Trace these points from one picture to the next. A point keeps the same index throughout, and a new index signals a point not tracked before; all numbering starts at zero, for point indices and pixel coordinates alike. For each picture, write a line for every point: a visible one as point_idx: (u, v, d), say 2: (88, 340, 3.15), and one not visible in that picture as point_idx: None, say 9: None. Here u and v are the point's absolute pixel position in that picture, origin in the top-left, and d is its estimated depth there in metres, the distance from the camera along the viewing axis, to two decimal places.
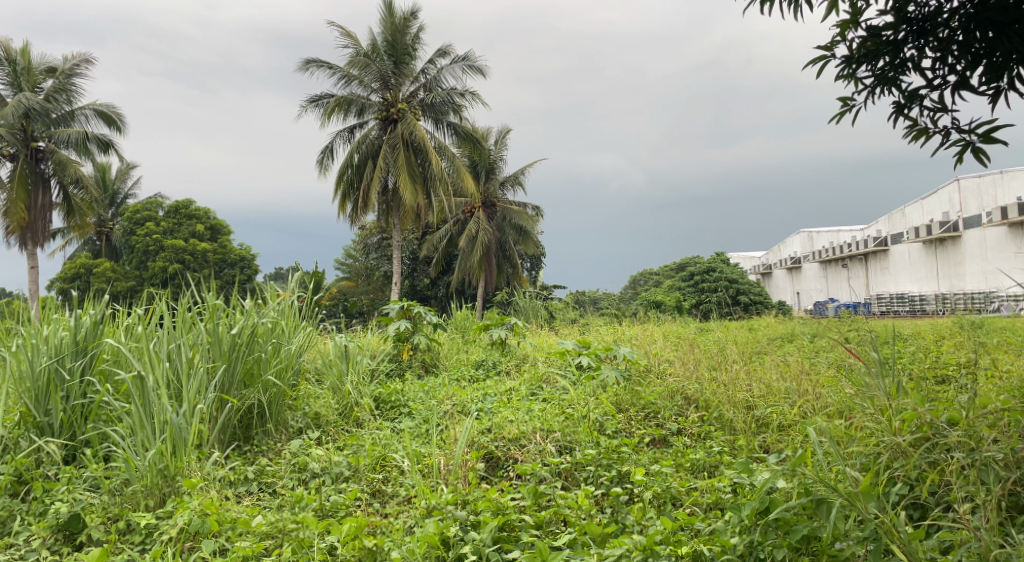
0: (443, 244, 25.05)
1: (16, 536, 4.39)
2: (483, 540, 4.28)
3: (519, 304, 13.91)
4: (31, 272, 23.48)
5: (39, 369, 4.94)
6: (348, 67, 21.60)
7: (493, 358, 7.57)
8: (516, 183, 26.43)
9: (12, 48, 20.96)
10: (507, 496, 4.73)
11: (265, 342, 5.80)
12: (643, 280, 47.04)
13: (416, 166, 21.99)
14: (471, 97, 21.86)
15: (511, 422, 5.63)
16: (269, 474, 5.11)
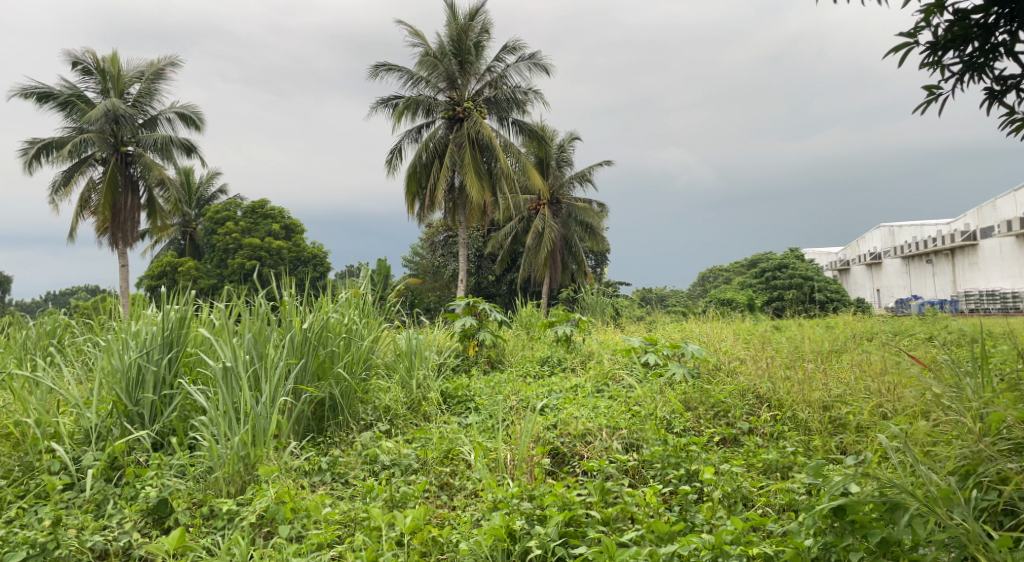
0: (509, 242, 25.24)
1: (110, 518, 4.62)
2: (548, 535, 4.39)
3: (586, 300, 13.95)
4: (122, 271, 24.51)
5: (128, 362, 5.24)
6: (417, 69, 21.97)
7: (558, 354, 7.67)
8: (583, 180, 26.45)
9: (100, 57, 21.93)
10: (572, 491, 4.81)
11: (337, 337, 6.03)
12: (712, 277, 46.50)
13: (482, 164, 22.21)
14: (536, 94, 21.97)
15: (576, 419, 5.72)
16: (342, 465, 5.31)
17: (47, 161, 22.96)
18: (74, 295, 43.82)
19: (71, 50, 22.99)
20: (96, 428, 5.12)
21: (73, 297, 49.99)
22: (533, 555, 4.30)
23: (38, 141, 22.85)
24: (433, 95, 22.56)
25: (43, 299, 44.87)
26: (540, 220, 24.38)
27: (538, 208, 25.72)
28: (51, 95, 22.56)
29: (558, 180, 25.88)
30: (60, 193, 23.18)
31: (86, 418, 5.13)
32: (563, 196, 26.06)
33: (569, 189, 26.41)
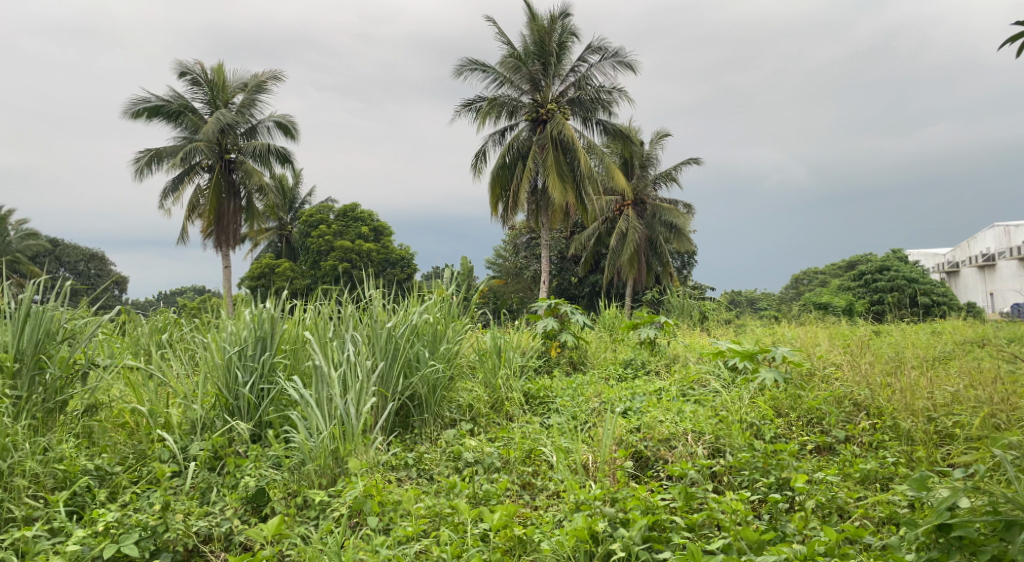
0: (591, 243, 25.27)
1: (213, 505, 4.90)
2: (632, 538, 4.45)
3: (673, 303, 13.86)
4: (225, 272, 25.59)
5: (228, 358, 5.57)
6: (501, 69, 22.30)
7: (642, 357, 7.69)
8: (669, 180, 26.20)
9: (207, 69, 22.99)
10: (656, 496, 4.85)
11: (421, 336, 6.24)
12: (808, 279, 45.40)
13: (565, 165, 22.28)
14: (620, 93, 21.94)
15: (660, 423, 5.76)
16: (427, 461, 5.50)
17: (158, 168, 24.12)
18: (182, 295, 45.95)
19: (180, 61, 24.11)
20: (201, 419, 5.44)
21: (181, 296, 52.62)
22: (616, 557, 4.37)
23: (149, 149, 24.02)
24: (517, 97, 22.81)
25: (153, 300, 47.33)
26: (624, 221, 24.33)
27: (622, 209, 25.67)
28: (161, 106, 23.70)
29: (642, 180, 25.77)
30: (170, 198, 24.38)
31: (192, 409, 5.46)
32: (647, 197, 25.97)
33: (653, 189, 26.26)
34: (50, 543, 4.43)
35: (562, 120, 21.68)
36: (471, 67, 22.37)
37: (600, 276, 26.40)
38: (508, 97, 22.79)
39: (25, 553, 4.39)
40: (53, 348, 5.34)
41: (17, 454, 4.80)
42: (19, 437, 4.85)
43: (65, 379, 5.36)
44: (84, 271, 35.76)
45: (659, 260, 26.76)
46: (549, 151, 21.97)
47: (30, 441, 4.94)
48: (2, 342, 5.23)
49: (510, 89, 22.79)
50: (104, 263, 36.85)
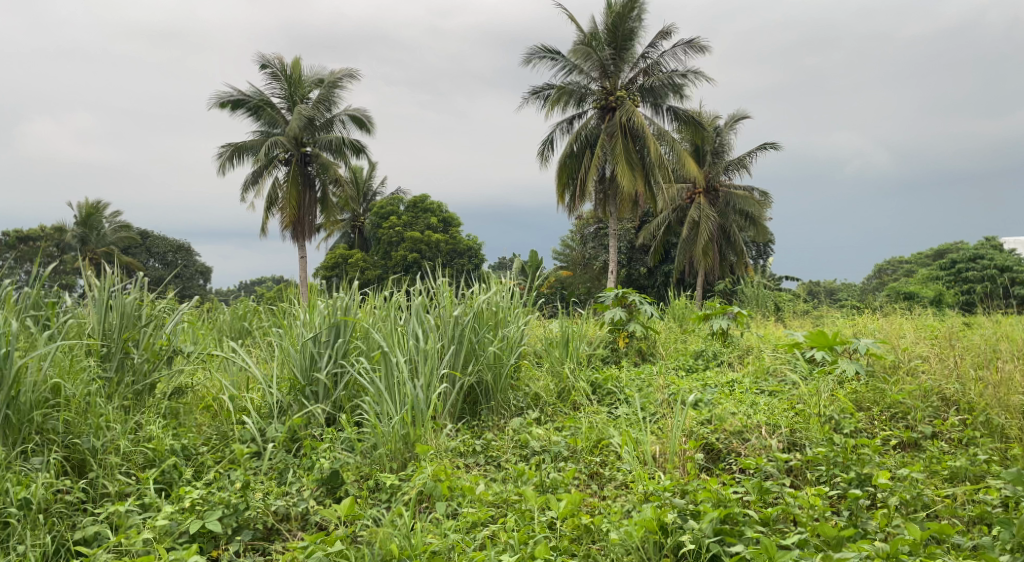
0: (661, 232, 25.06)
1: (290, 486, 5.10)
2: (702, 530, 4.46)
3: (747, 294, 13.58)
4: (301, 262, 26.30)
5: (304, 345, 5.82)
6: (571, 56, 22.28)
7: (714, 348, 7.61)
8: (743, 167, 25.77)
9: (284, 65, 23.57)
10: (728, 488, 4.84)
11: (486, 326, 6.40)
12: (891, 269, 44.25)
13: (634, 153, 22.13)
14: (693, 77, 21.66)
15: (732, 415, 5.72)
16: (495, 448, 5.63)
17: (239, 162, 24.87)
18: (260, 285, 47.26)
19: (261, 56, 24.77)
20: (278, 403, 5.68)
21: (262, 284, 54.32)
22: (688, 549, 4.39)
23: (231, 144, 24.79)
24: (586, 85, 22.78)
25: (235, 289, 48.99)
26: (695, 210, 24.08)
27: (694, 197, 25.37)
28: (243, 102, 24.40)
29: (714, 168, 25.44)
30: (250, 191, 25.22)
31: (270, 394, 5.71)
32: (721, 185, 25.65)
33: (727, 177, 25.87)
34: (141, 518, 4.64)
35: (631, 107, 21.55)
36: (540, 55, 22.41)
37: (670, 266, 26.17)
38: (577, 85, 22.78)
39: (118, 527, 4.62)
40: (138, 330, 5.63)
41: (112, 433, 5.06)
42: (111, 418, 5.11)
43: (152, 363, 5.64)
44: (171, 261, 37.11)
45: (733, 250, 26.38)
46: (617, 139, 21.86)
47: (122, 421, 5.20)
48: (95, 327, 5.54)
49: (579, 77, 22.77)
50: (190, 253, 38.10)
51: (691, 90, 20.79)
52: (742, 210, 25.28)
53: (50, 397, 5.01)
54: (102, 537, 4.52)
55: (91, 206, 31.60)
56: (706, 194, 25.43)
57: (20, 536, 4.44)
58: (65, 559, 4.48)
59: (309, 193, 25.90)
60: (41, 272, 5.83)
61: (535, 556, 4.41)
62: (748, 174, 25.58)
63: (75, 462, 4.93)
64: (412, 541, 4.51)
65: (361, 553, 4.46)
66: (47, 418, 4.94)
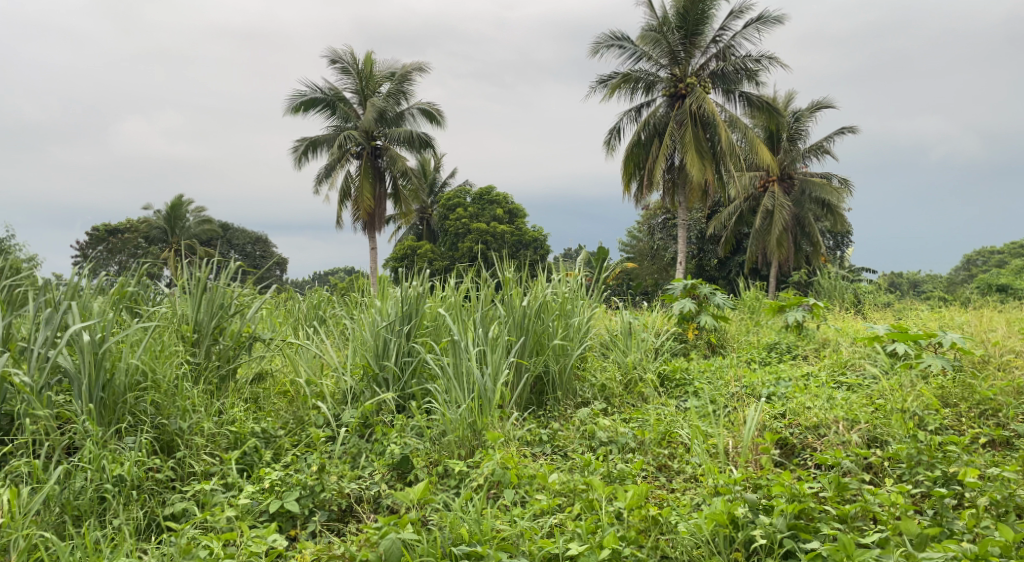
0: (732, 222, 24.69)
1: (363, 470, 5.27)
2: (776, 526, 4.43)
3: (824, 285, 13.34)
4: (371, 253, 26.74)
5: (376, 333, 6.01)
6: (640, 42, 22.54)
7: (788, 341, 7.48)
8: (819, 154, 25.16)
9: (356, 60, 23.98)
10: (804, 483, 4.78)
11: (553, 315, 6.48)
12: (981, 260, 42.67)
13: (704, 141, 21.86)
14: (767, 60, 21.30)
15: (809, 409, 5.59)
16: (561, 438, 5.70)
17: (313, 156, 25.46)
18: (333, 276, 48.46)
19: (333, 52, 25.26)
20: (351, 389, 5.87)
21: (335, 276, 55.63)
22: (759, 544, 4.38)
23: (305, 139, 25.38)
24: (654, 72, 22.61)
25: (310, 281, 50.32)
26: (769, 199, 23.63)
27: (767, 185, 24.91)
28: (317, 98, 24.94)
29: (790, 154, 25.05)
30: (324, 184, 25.79)
31: (344, 381, 5.91)
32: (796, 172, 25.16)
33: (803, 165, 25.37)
34: (225, 496, 4.88)
35: (702, 94, 21.28)
36: (607, 43, 22.29)
37: (741, 257, 25.79)
38: (646, 72, 22.62)
39: (204, 504, 4.86)
40: (225, 320, 5.90)
41: (197, 415, 5.32)
42: (196, 401, 5.37)
43: (234, 349, 5.91)
44: (250, 252, 38.37)
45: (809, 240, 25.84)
46: (687, 126, 21.62)
47: (206, 404, 5.47)
48: (184, 314, 5.82)
49: (647, 65, 22.63)
50: (268, 245, 39.48)
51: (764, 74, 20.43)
52: (818, 199, 24.66)
53: (141, 381, 5.26)
54: (189, 514, 4.75)
55: (177, 201, 32.72)
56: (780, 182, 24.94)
57: (115, 511, 4.68)
58: (156, 533, 4.72)
59: (378, 185, 26.37)
60: (133, 263, 6.14)
61: (604, 545, 4.44)
62: (825, 161, 24.98)
63: (164, 442, 5.17)
64: (482, 526, 4.62)
65: (434, 536, 4.58)
66: (138, 401, 5.19)
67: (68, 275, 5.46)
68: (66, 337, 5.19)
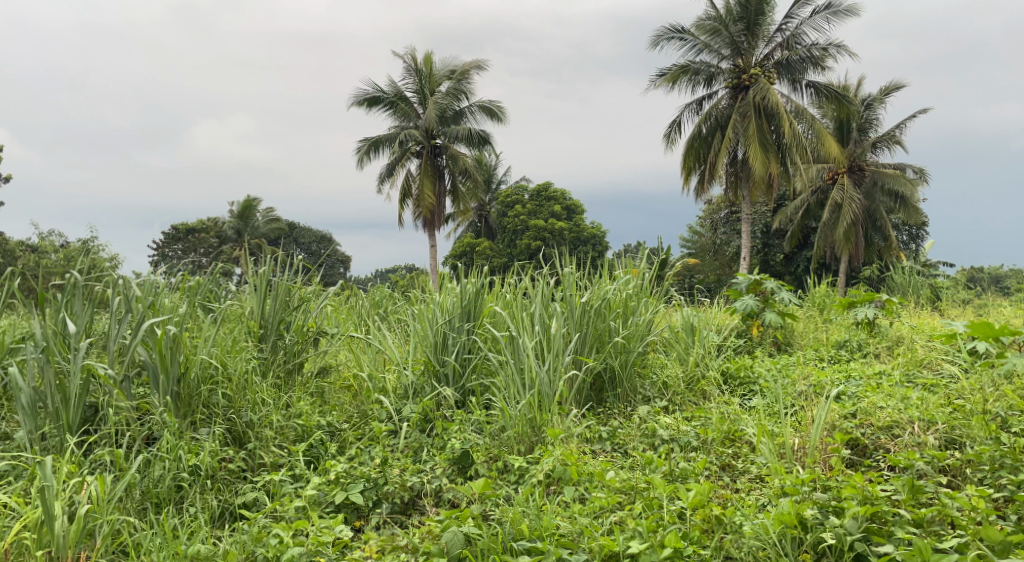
0: (799, 216, 24.17)
1: (425, 464, 5.30)
2: (846, 528, 4.34)
3: (897, 280, 12.97)
4: (431, 251, 26.96)
5: (436, 329, 6.05)
6: (700, 33, 22.11)
7: (858, 339, 7.29)
8: (891, 144, 24.48)
9: (416, 60, 24.18)
10: (875, 486, 4.66)
11: (615, 313, 6.43)
12: None
13: (769, 133, 21.46)
14: (836, 48, 20.84)
15: (881, 409, 5.45)
16: (621, 436, 5.65)
17: (375, 156, 25.78)
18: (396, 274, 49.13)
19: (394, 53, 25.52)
20: (412, 385, 5.93)
21: (396, 273, 56.38)
22: (828, 546, 4.30)
23: (368, 139, 25.72)
24: (716, 64, 22.32)
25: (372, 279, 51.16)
26: (838, 192, 23.04)
27: (835, 177, 24.33)
28: (378, 97, 25.23)
29: (860, 146, 24.47)
30: (386, 182, 26.07)
31: (405, 376, 5.96)
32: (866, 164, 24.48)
33: (873, 156, 24.71)
34: (293, 487, 4.97)
35: (766, 85, 20.93)
36: (668, 35, 22.08)
37: (807, 252, 25.27)
38: (708, 64, 22.36)
39: (274, 495, 4.96)
40: (291, 316, 6.02)
41: (267, 407, 5.43)
42: (265, 394, 5.48)
43: (300, 344, 6.03)
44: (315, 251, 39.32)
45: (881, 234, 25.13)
46: (750, 118, 21.27)
47: (274, 398, 5.58)
48: (252, 310, 5.96)
49: (710, 56, 22.35)
50: (332, 243, 40.41)
51: (832, 62, 19.99)
52: (890, 191, 23.98)
53: (214, 374, 5.40)
54: (259, 503, 4.85)
55: (247, 202, 33.46)
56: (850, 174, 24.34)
57: (192, 499, 4.80)
58: (229, 521, 4.83)
59: (437, 183, 26.60)
60: (203, 259, 6.31)
61: (666, 545, 4.39)
62: (896, 152, 24.29)
63: (235, 434, 5.28)
64: (543, 522, 4.62)
65: (495, 531, 4.59)
66: (212, 394, 5.33)
67: (148, 274, 5.62)
68: (145, 332, 5.34)
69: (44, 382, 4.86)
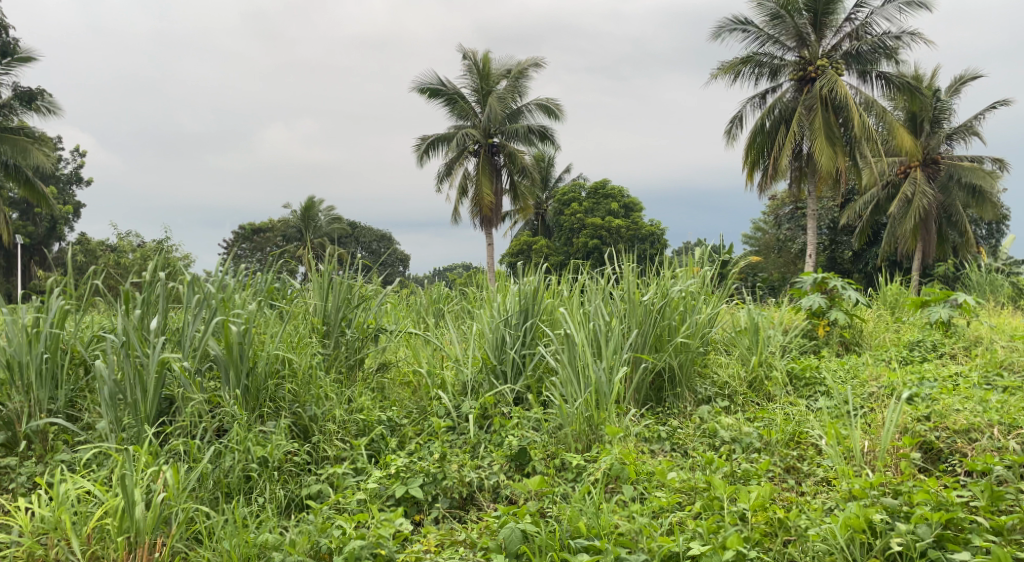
0: (869, 211, 23.52)
1: (482, 460, 5.28)
2: (919, 535, 4.21)
3: (974, 280, 12.52)
4: (488, 249, 27.03)
5: (494, 327, 6.03)
6: (765, 25, 21.75)
7: (933, 340, 7.06)
8: (967, 135, 23.67)
9: (474, 59, 24.25)
10: (950, 491, 4.49)
11: (675, 311, 6.32)
12: None
13: (837, 127, 20.97)
14: (909, 38, 20.27)
15: (957, 412, 5.25)
16: (681, 436, 5.55)
17: (435, 155, 25.98)
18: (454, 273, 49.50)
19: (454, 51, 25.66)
20: (470, 381, 5.92)
21: (455, 272, 56.83)
22: (901, 553, 4.17)
23: (426, 138, 25.96)
24: (782, 56, 21.93)
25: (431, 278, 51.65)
26: (910, 186, 22.39)
27: (906, 171, 23.64)
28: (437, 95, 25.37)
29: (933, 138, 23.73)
30: (444, 180, 26.23)
31: (464, 372, 5.96)
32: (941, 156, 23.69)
33: (948, 148, 23.91)
34: (355, 480, 5.01)
35: (833, 76, 20.48)
36: (732, 27, 21.77)
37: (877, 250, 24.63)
38: (773, 56, 21.99)
39: (337, 487, 5.00)
40: (352, 313, 6.09)
41: (330, 402, 5.50)
42: (328, 389, 5.54)
43: (360, 340, 6.10)
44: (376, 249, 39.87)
45: (957, 229, 24.37)
46: (816, 112, 20.82)
47: (337, 393, 5.64)
48: (314, 306, 6.05)
49: (775, 48, 21.99)
50: (392, 243, 40.90)
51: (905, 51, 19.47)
52: (966, 185, 23.20)
53: (280, 369, 5.49)
54: (323, 495, 4.90)
55: (309, 202, 33.95)
56: (924, 167, 23.60)
57: (261, 489, 4.87)
58: (294, 512, 4.89)
59: (495, 182, 26.65)
60: (269, 255, 6.40)
61: (727, 546, 4.30)
62: (972, 144, 23.47)
63: (300, 428, 5.36)
64: (601, 520, 4.55)
65: (553, 528, 4.55)
66: (278, 388, 5.42)
67: (218, 269, 5.72)
68: (218, 327, 5.44)
69: (125, 374, 4.98)
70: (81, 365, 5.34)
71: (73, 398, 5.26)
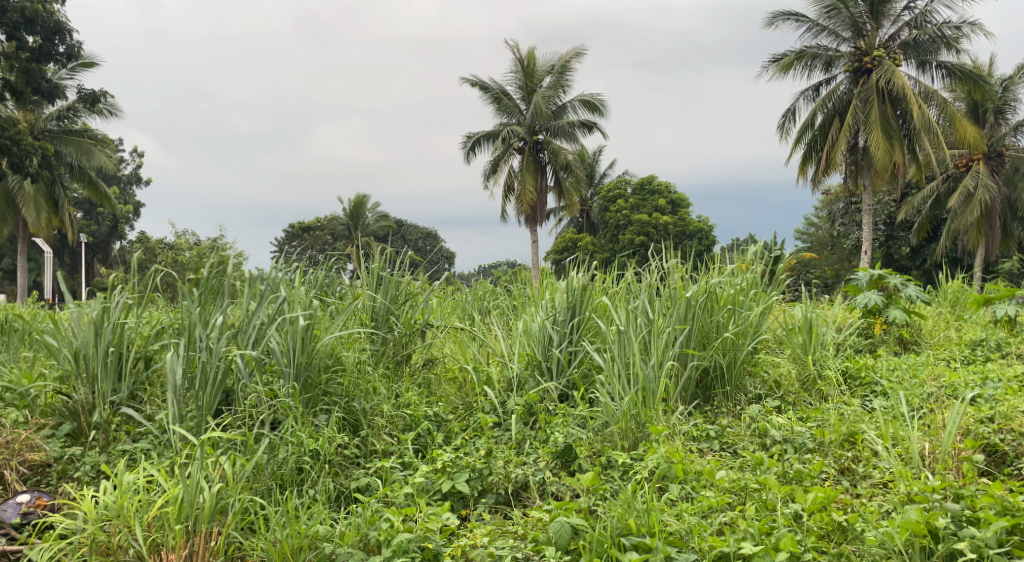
0: (928, 205, 22.96)
1: (529, 456, 5.23)
2: (985, 540, 4.07)
3: None
4: (534, 247, 26.99)
5: (542, 323, 5.99)
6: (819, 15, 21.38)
7: (997, 339, 6.84)
8: None
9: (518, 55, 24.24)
10: (1014, 495, 4.35)
11: (722, 309, 6.20)
12: None
13: (894, 120, 20.49)
14: (970, 27, 19.76)
15: (1022, 413, 5.07)
16: (731, 435, 5.45)
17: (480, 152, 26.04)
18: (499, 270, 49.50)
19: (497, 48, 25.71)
20: (516, 378, 5.88)
21: (499, 268, 56.79)
22: (966, 558, 4.03)
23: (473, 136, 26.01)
24: (836, 47, 21.52)
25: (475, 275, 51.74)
26: (971, 179, 21.81)
27: (970, 163, 23.04)
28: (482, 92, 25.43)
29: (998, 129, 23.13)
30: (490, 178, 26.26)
31: (510, 368, 5.92)
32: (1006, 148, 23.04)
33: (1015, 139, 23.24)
34: (403, 474, 5.01)
35: (891, 66, 20.05)
36: (785, 18, 21.43)
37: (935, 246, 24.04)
38: (827, 47, 21.60)
39: (385, 480, 5.00)
40: (400, 309, 6.11)
41: (378, 397, 5.51)
42: (377, 383, 5.56)
43: (407, 336, 6.10)
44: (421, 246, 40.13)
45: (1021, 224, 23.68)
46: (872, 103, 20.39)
47: (385, 387, 5.66)
48: (363, 302, 6.08)
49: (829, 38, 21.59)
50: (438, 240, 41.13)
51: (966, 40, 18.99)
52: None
53: (331, 363, 5.53)
54: (371, 488, 4.91)
55: (358, 199, 34.27)
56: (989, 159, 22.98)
57: (312, 481, 4.89)
58: (343, 505, 4.90)
59: (539, 179, 26.56)
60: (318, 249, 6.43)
61: (781, 548, 4.22)
62: None
63: (349, 421, 5.39)
64: (651, 518, 4.46)
65: (603, 524, 4.47)
66: (330, 382, 5.46)
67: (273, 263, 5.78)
68: (277, 319, 5.50)
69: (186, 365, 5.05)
70: (143, 360, 5.41)
71: (134, 390, 5.32)
